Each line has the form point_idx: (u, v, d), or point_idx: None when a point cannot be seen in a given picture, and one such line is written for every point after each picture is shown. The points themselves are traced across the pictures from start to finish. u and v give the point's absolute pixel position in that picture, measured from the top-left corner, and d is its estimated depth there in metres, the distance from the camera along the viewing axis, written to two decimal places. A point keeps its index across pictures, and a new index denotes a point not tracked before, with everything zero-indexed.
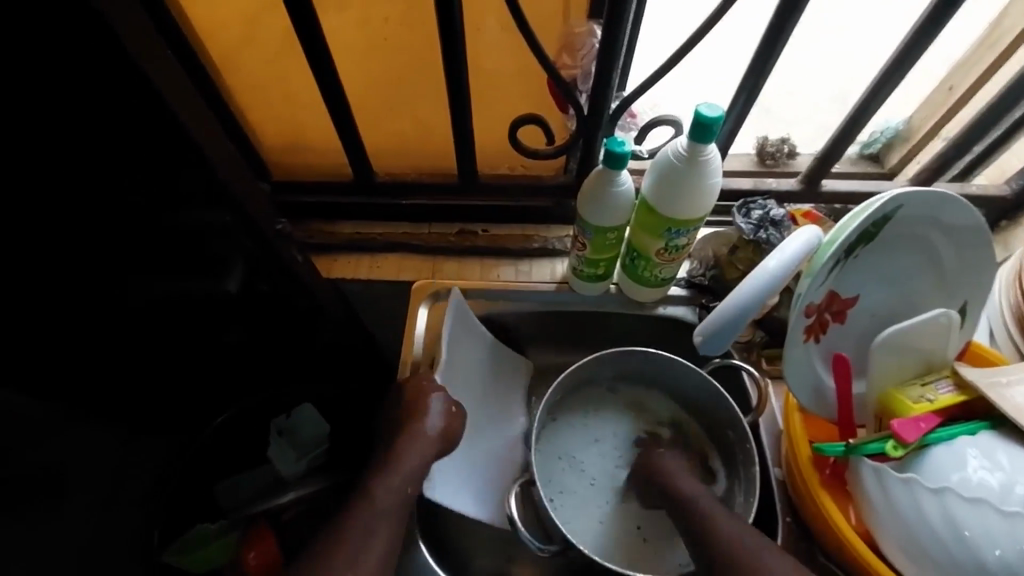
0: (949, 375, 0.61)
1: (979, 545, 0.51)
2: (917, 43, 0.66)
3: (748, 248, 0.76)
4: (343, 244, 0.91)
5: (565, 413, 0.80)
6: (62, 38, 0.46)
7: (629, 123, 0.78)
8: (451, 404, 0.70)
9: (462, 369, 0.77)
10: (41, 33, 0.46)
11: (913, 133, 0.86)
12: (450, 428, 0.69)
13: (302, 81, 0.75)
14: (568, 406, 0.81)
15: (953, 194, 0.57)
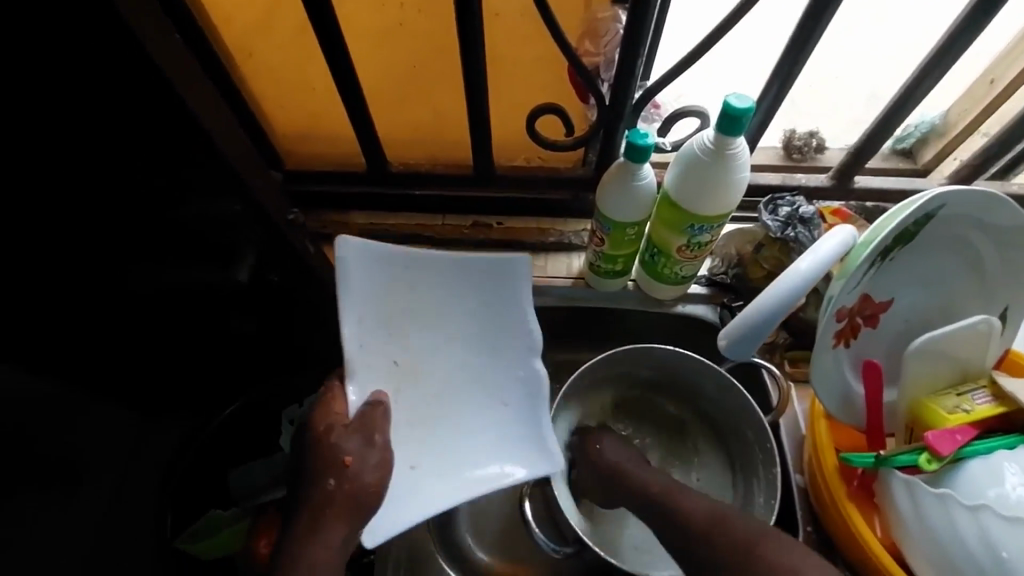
0: (987, 385, 0.58)
1: (1017, 567, 0.48)
2: (965, 32, 0.62)
3: (775, 246, 0.72)
4: (355, 235, 0.89)
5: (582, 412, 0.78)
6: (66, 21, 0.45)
7: (652, 114, 0.75)
8: (343, 456, 0.59)
9: (418, 340, 0.69)
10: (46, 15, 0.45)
11: (949, 129, 0.81)
12: (359, 486, 0.59)
13: (316, 68, 0.73)
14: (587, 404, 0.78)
15: (1000, 194, 0.54)
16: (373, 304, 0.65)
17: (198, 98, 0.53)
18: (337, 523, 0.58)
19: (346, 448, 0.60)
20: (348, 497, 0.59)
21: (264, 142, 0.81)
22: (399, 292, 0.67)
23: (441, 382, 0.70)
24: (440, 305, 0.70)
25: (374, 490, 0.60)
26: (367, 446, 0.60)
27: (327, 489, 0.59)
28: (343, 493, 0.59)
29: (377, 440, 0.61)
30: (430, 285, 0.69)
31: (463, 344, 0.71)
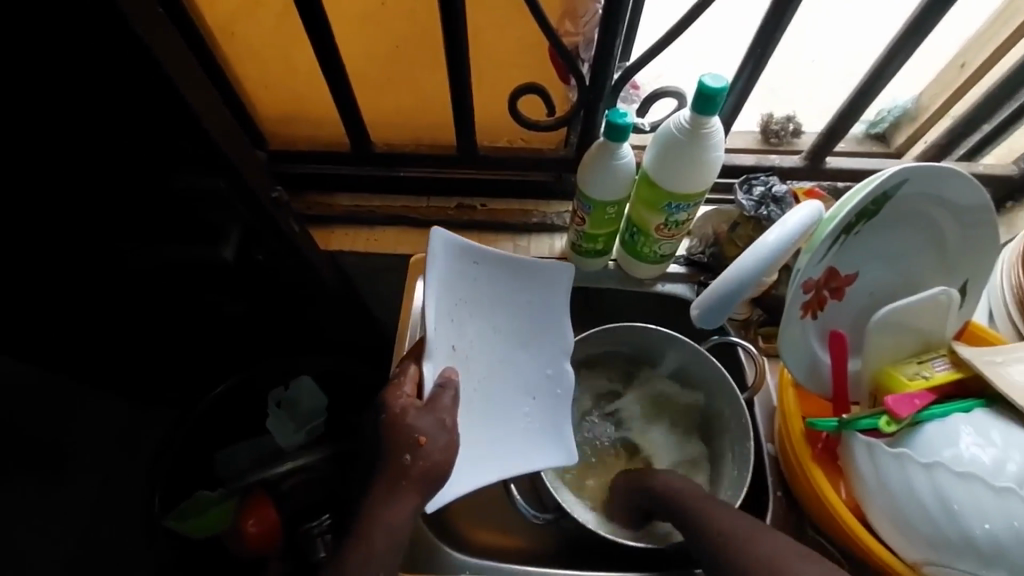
0: (946, 354, 0.61)
1: (968, 520, 0.50)
2: (930, 15, 0.64)
3: (750, 224, 0.74)
4: (340, 217, 0.89)
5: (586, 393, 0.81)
6: None
7: (632, 95, 0.78)
8: (416, 436, 0.57)
9: (479, 329, 0.68)
10: None
11: (920, 112, 0.84)
12: (432, 465, 0.57)
13: (298, 47, 0.73)
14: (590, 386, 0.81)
15: (959, 171, 0.56)
16: (450, 288, 0.64)
17: (179, 73, 0.53)
18: (408, 497, 0.56)
19: (420, 428, 0.58)
20: (422, 477, 0.56)
21: (249, 123, 0.81)
22: (465, 279, 0.67)
23: (491, 370, 0.70)
24: (489, 295, 0.70)
25: (444, 471, 0.57)
26: (441, 428, 0.58)
27: (400, 466, 0.56)
28: (417, 471, 0.57)
29: (447, 421, 0.59)
30: (490, 275, 0.70)
31: (506, 334, 0.72)
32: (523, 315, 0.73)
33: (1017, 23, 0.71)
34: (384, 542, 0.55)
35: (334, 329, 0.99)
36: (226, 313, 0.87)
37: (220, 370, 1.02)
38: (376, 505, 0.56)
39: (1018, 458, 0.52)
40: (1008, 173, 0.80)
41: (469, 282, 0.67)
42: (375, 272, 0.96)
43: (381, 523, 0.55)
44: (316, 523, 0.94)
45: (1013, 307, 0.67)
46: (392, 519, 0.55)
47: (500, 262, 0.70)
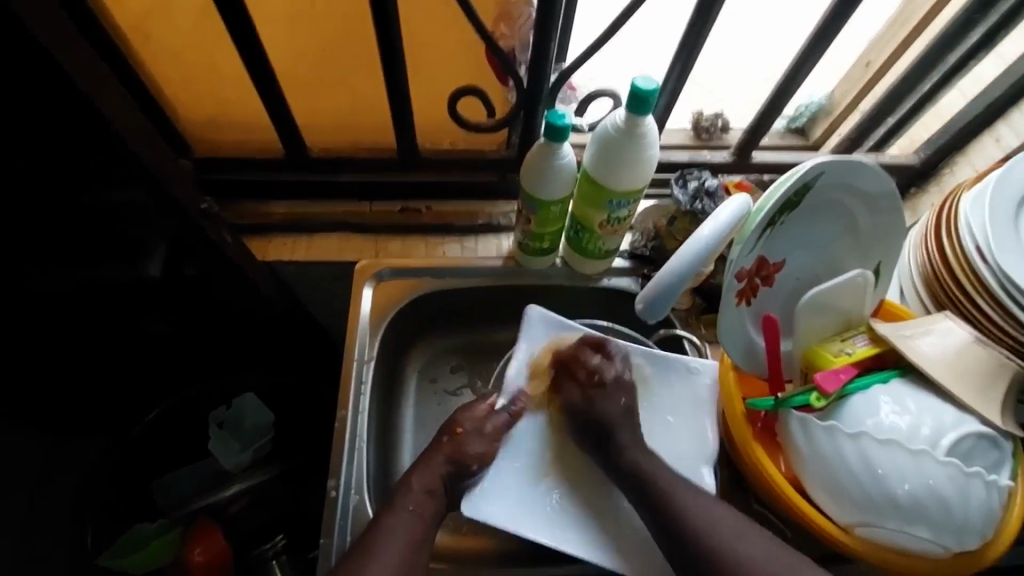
0: (865, 331, 0.66)
1: (890, 481, 0.55)
2: (839, 16, 0.69)
3: (686, 218, 0.78)
4: (277, 225, 0.86)
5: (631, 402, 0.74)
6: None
7: (570, 96, 0.80)
8: (457, 426, 0.66)
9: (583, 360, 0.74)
10: None
11: (835, 107, 0.90)
12: (464, 452, 0.65)
13: (222, 50, 0.70)
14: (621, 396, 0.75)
15: (868, 163, 0.61)
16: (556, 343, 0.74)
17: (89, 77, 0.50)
18: (437, 457, 0.64)
19: (459, 420, 0.67)
20: (448, 455, 0.64)
21: (171, 129, 0.76)
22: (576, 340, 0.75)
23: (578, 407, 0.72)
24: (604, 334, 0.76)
25: (468, 468, 0.65)
26: (471, 426, 0.67)
27: (438, 441, 0.66)
28: (447, 450, 0.65)
29: (487, 429, 0.67)
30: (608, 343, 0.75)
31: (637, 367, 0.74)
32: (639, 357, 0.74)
33: (912, 24, 0.78)
34: (418, 493, 0.62)
35: (275, 342, 0.95)
36: (154, 333, 0.82)
37: (152, 395, 0.96)
38: (415, 463, 0.64)
39: (929, 422, 0.58)
40: (909, 162, 0.88)
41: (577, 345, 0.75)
42: (317, 281, 0.93)
43: (419, 477, 0.63)
44: (270, 546, 0.93)
45: (920, 284, 0.74)
46: (424, 479, 0.63)
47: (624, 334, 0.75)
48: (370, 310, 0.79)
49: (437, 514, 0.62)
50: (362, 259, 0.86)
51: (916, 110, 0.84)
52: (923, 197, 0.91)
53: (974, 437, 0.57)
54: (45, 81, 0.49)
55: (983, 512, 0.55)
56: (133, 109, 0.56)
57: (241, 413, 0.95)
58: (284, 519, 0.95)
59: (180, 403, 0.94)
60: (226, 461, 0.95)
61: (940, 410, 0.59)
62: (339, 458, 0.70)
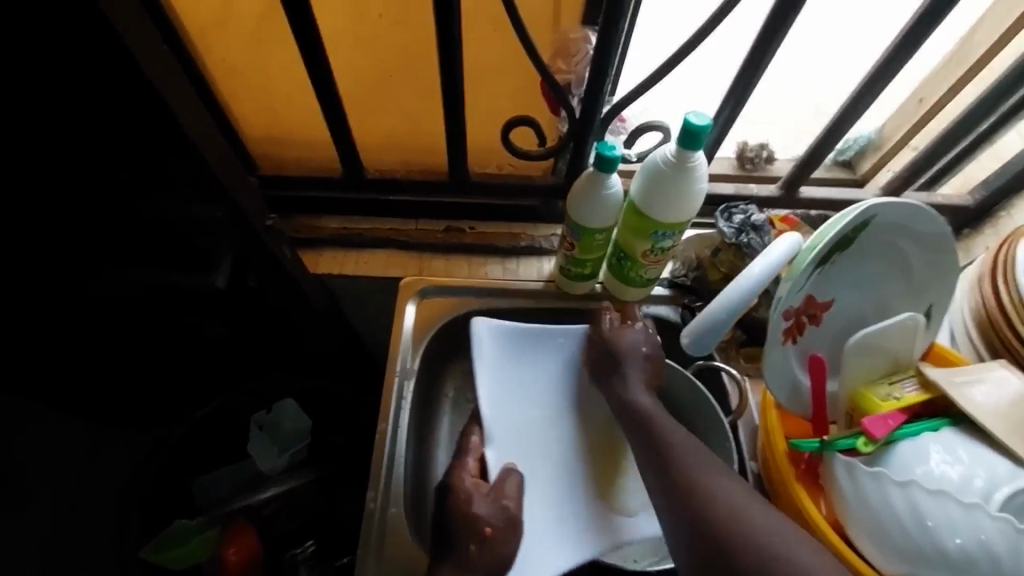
0: (915, 375, 0.64)
1: (940, 534, 0.54)
2: (897, 56, 0.69)
3: (731, 250, 0.78)
4: (328, 238, 0.90)
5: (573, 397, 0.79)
6: (77, 43, 0.48)
7: (619, 127, 0.81)
8: (483, 526, 0.64)
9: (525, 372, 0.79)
10: (69, 44, 0.49)
11: (884, 142, 0.89)
12: (495, 552, 0.63)
13: (292, 75, 0.75)
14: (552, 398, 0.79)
15: (923, 206, 0.61)
16: (501, 385, 0.78)
17: (178, 100, 0.54)
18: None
19: (484, 517, 0.65)
20: (484, 560, 0.63)
21: (238, 145, 0.80)
22: (521, 369, 0.79)
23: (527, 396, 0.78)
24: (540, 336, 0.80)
25: (506, 559, 0.64)
26: (504, 520, 0.65)
27: (466, 553, 0.62)
28: (479, 557, 0.63)
29: (507, 513, 0.66)
30: (548, 377, 0.80)
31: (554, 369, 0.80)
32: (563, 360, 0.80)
33: (970, 62, 0.76)
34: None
35: (317, 352, 0.98)
36: (209, 337, 0.86)
37: (201, 394, 1.00)
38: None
39: (982, 474, 0.56)
40: (963, 204, 0.86)
41: (516, 382, 0.79)
42: (361, 294, 0.96)
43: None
44: (300, 550, 0.95)
45: (973, 329, 0.72)
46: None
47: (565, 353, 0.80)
48: (412, 326, 0.81)
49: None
50: (407, 275, 0.88)
51: (972, 150, 0.83)
52: (977, 239, 0.88)
53: None
54: (144, 109, 0.54)
55: None
56: (213, 131, 0.61)
57: (281, 419, 0.98)
58: (312, 524, 0.98)
59: (225, 403, 0.98)
60: (264, 463, 0.98)
61: (993, 461, 0.57)
62: (378, 471, 0.72)
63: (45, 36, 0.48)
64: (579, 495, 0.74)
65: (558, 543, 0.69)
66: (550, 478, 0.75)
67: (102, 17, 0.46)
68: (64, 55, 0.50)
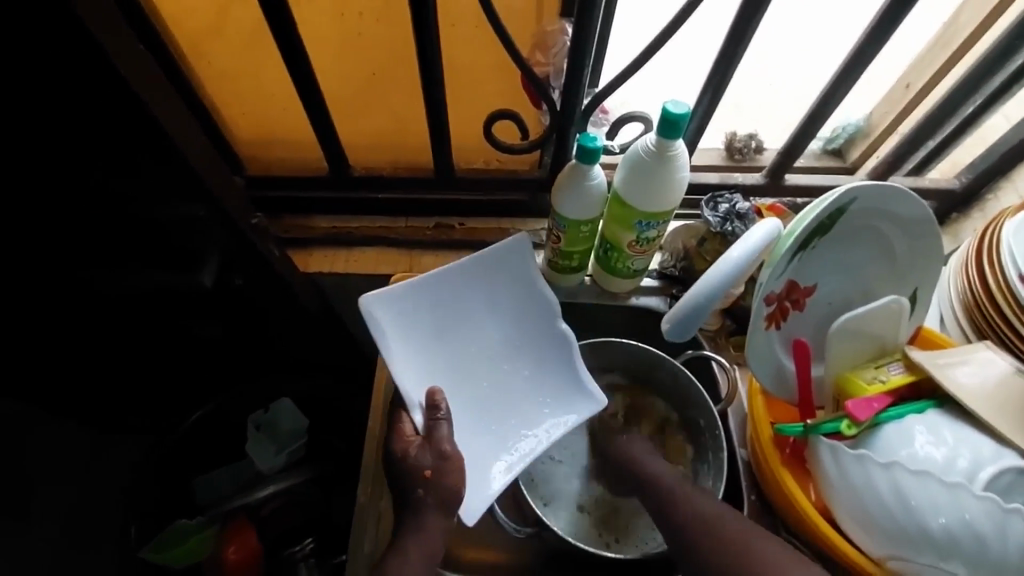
0: (901, 358, 0.64)
1: (924, 514, 0.54)
2: (874, 41, 0.69)
3: (716, 239, 0.78)
4: (318, 238, 0.91)
5: (502, 335, 0.78)
6: (54, 49, 0.49)
7: (602, 119, 0.81)
8: (422, 471, 0.61)
9: (446, 327, 0.75)
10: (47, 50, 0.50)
11: (873, 129, 0.89)
12: (445, 488, 0.61)
13: (275, 76, 0.75)
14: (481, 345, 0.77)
15: (902, 188, 0.61)
16: (410, 341, 0.72)
17: (158, 102, 0.55)
18: (435, 519, 0.61)
19: (424, 463, 0.62)
20: (438, 502, 0.61)
21: (227, 148, 0.82)
22: (428, 314, 0.74)
23: (450, 349, 0.75)
24: (456, 296, 0.76)
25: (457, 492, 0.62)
26: (441, 459, 0.62)
27: (416, 500, 0.61)
28: (432, 501, 0.61)
29: (446, 450, 0.62)
30: (463, 309, 0.76)
31: (480, 319, 0.77)
32: (489, 313, 0.77)
33: (954, 46, 0.77)
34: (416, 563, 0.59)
35: (311, 352, 0.99)
36: (203, 337, 0.87)
37: (198, 395, 1.01)
38: (410, 527, 0.61)
39: (966, 454, 0.56)
40: (950, 187, 0.86)
41: (431, 325, 0.74)
42: (354, 292, 0.97)
43: (416, 541, 0.60)
44: (299, 548, 0.96)
45: (960, 311, 0.72)
46: (426, 539, 0.60)
47: (462, 282, 0.76)
48: None
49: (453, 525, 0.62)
50: (397, 272, 0.89)
51: (958, 133, 0.83)
52: (965, 223, 0.88)
53: (1015, 472, 0.55)
54: (123, 112, 0.54)
55: None
56: (196, 133, 0.62)
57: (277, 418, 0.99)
58: (312, 522, 0.99)
59: (223, 403, 0.99)
60: (262, 463, 0.99)
61: (978, 442, 0.57)
62: (370, 466, 0.72)
63: (22, 42, 0.49)
64: (531, 408, 0.74)
65: (525, 435, 0.71)
66: (501, 383, 0.75)
67: (78, 23, 0.47)
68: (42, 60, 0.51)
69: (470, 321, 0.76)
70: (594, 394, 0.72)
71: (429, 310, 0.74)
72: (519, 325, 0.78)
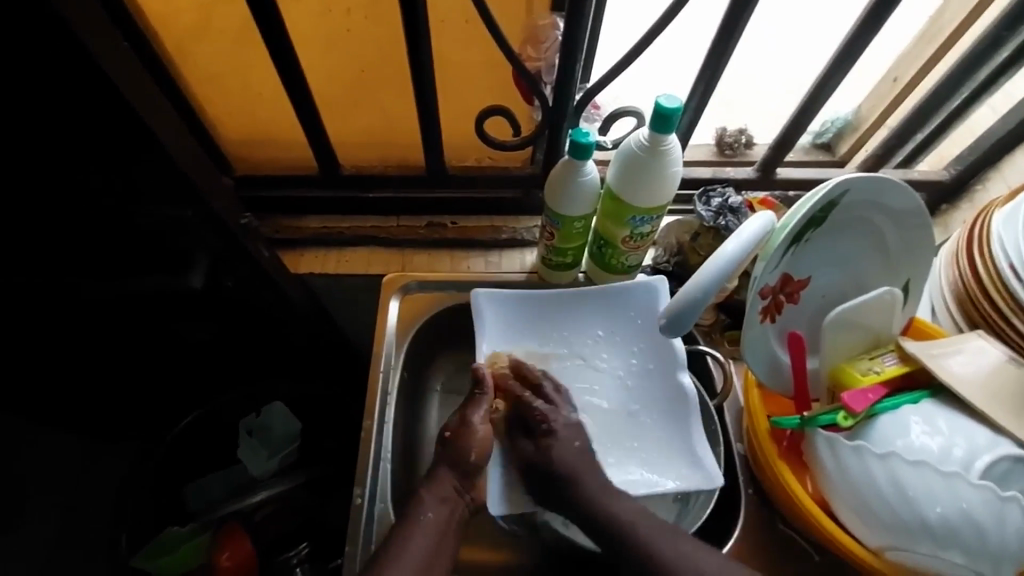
0: (894, 349, 0.65)
1: (922, 504, 0.54)
2: (865, 32, 0.69)
3: (709, 234, 0.77)
4: (308, 238, 0.89)
5: (640, 365, 0.78)
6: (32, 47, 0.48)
7: (593, 115, 0.82)
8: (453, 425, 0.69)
9: (572, 343, 0.79)
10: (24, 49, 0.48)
11: (862, 122, 0.89)
12: (459, 452, 0.67)
13: (262, 73, 0.74)
14: (622, 372, 0.78)
15: (894, 180, 0.61)
16: (511, 340, 0.78)
17: (143, 101, 0.54)
18: (446, 479, 0.66)
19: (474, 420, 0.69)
20: (450, 462, 0.67)
21: (213, 149, 0.80)
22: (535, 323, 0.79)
23: (574, 366, 0.78)
24: (585, 317, 0.80)
25: (467, 459, 0.67)
26: (464, 425, 0.68)
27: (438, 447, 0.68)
28: (445, 460, 0.67)
29: (473, 421, 0.68)
30: (575, 337, 0.79)
31: (618, 345, 0.79)
32: (619, 341, 0.79)
33: (943, 39, 0.77)
34: (433, 501, 0.64)
35: (303, 355, 0.98)
36: (192, 340, 0.86)
37: (187, 401, 1.00)
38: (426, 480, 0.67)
39: (962, 443, 0.56)
40: (940, 178, 0.87)
41: (540, 331, 0.79)
42: (345, 292, 0.96)
43: (431, 490, 0.65)
44: (293, 553, 0.95)
45: (951, 302, 0.72)
46: (438, 489, 0.65)
47: (585, 312, 0.80)
48: (396, 321, 0.81)
49: (466, 499, 0.67)
50: (389, 271, 0.88)
51: (947, 125, 0.84)
52: (954, 214, 0.89)
53: (1010, 460, 0.56)
54: (107, 111, 0.53)
55: (1022, 538, 0.52)
56: (184, 134, 0.61)
57: (269, 422, 0.98)
58: (307, 527, 0.97)
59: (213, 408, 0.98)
60: (254, 468, 0.97)
61: (973, 431, 0.57)
62: (364, 467, 0.71)
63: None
64: (639, 433, 0.74)
65: (620, 457, 0.73)
66: (612, 409, 0.76)
67: (60, 20, 0.45)
68: (19, 62, 0.49)
69: (599, 344, 0.79)
70: (709, 469, 0.69)
71: (552, 324, 0.80)
72: (640, 375, 0.77)
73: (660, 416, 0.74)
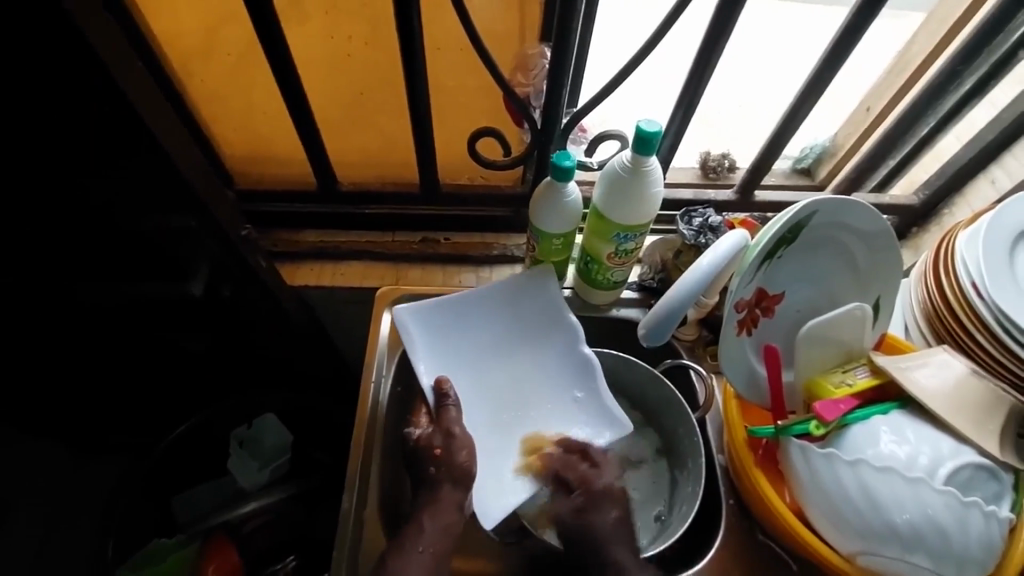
0: (866, 362, 0.67)
1: (891, 510, 0.56)
2: (828, 67, 0.75)
3: (691, 251, 0.81)
4: (306, 251, 0.92)
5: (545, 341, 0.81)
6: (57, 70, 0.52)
7: (581, 137, 0.87)
8: (434, 447, 0.68)
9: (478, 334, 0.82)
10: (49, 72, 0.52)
11: (838, 149, 0.94)
12: (455, 463, 0.67)
13: (266, 95, 0.78)
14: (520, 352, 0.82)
15: (860, 202, 0.65)
16: (435, 349, 0.78)
17: (156, 119, 0.58)
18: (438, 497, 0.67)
19: (435, 441, 0.69)
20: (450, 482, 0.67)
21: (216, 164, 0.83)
22: (466, 336, 0.81)
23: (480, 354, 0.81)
24: (486, 308, 0.82)
25: (468, 472, 0.68)
26: (449, 437, 0.69)
27: (429, 475, 0.67)
28: (446, 477, 0.67)
29: (455, 430, 0.69)
30: (497, 349, 0.82)
31: (512, 324, 0.83)
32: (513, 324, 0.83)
33: (908, 72, 0.82)
34: (433, 532, 0.63)
35: (297, 367, 1.00)
36: (189, 349, 0.88)
37: (180, 411, 1.01)
38: (426, 501, 0.66)
39: (927, 451, 0.59)
40: (909, 204, 0.91)
41: (463, 342, 0.80)
42: (339, 305, 0.98)
43: (432, 514, 0.65)
44: (280, 566, 0.93)
45: (921, 320, 0.76)
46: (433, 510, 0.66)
47: (471, 312, 0.82)
48: (389, 330, 0.84)
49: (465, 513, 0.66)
50: (383, 284, 0.91)
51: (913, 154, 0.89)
52: (924, 237, 0.93)
53: (973, 467, 0.58)
54: (121, 127, 0.57)
55: (982, 542, 0.55)
56: (193, 151, 0.65)
57: (260, 433, 0.99)
58: (295, 540, 0.95)
59: (205, 419, 0.99)
60: (244, 479, 0.98)
61: (937, 440, 0.60)
62: (355, 473, 0.73)
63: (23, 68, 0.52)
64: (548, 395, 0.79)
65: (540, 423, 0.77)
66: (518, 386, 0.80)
67: (86, 47, 0.49)
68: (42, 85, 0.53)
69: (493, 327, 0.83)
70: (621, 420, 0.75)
71: (456, 324, 0.81)
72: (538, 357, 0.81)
73: (567, 381, 0.79)
